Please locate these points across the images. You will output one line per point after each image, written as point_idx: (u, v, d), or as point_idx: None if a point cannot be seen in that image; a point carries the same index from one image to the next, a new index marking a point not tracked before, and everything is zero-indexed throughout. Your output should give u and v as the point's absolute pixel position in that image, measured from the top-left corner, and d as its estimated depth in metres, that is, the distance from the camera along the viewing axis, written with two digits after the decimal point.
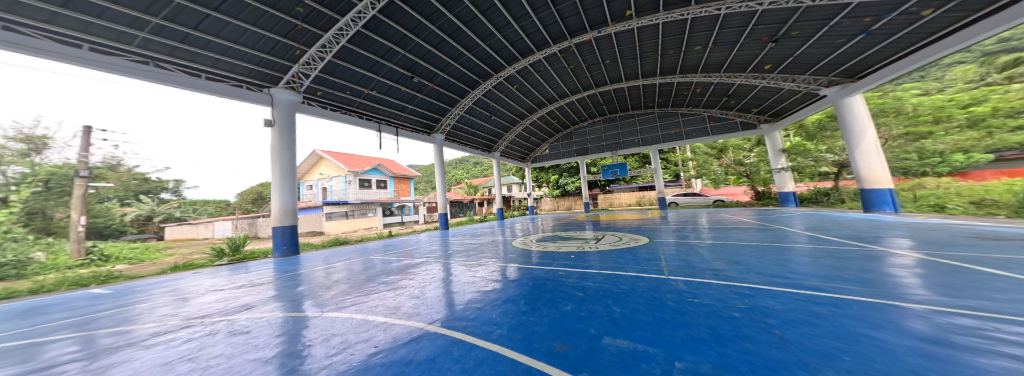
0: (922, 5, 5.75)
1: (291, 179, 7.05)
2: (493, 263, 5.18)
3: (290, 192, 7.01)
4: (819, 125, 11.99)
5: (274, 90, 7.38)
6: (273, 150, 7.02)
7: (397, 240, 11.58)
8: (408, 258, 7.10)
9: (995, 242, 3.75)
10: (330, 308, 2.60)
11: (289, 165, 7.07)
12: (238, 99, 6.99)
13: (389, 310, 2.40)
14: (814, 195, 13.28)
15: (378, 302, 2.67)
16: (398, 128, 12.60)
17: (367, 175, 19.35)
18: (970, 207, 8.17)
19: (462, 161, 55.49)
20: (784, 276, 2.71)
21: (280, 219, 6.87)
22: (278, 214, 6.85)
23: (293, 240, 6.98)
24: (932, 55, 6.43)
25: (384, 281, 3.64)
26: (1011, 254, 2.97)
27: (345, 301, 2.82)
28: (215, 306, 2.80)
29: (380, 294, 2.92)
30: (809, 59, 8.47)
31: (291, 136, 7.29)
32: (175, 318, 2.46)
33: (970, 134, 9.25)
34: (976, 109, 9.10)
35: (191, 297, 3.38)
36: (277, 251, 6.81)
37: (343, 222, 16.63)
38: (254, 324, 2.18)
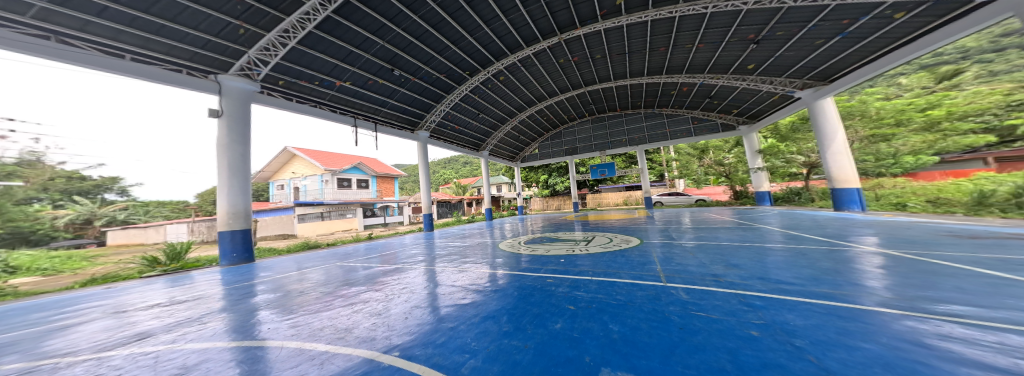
0: (896, 7, 5.85)
1: (242, 177, 6.27)
2: (477, 268, 4.76)
3: (241, 191, 6.23)
4: (792, 127, 12.49)
5: (222, 76, 6.53)
6: (220, 144, 6.19)
7: (377, 243, 10.93)
8: (386, 264, 6.51)
9: (976, 241, 3.76)
10: (255, 333, 2.09)
11: (240, 160, 6.28)
12: (177, 85, 6.19)
13: (329, 336, 1.92)
14: (786, 194, 13.90)
15: (325, 323, 2.18)
16: (377, 123, 11.84)
17: (347, 174, 18.19)
18: (928, 205, 8.77)
19: (451, 160, 54.61)
20: (788, 282, 2.55)
21: (229, 222, 6.08)
22: (225, 216, 6.05)
23: (245, 247, 6.20)
24: (902, 58, 6.71)
25: (346, 293, 3.14)
26: (998, 254, 2.96)
27: (277, 322, 2.30)
28: (107, 337, 2.20)
29: (333, 313, 2.42)
30: (787, 61, 8.74)
31: (244, 128, 6.50)
32: (28, 359, 1.85)
33: (928, 135, 10.33)
34: (935, 112, 10.25)
35: (83, 322, 2.71)
36: (224, 259, 6.02)
37: (319, 224, 15.54)
38: (129, 366, 1.64)
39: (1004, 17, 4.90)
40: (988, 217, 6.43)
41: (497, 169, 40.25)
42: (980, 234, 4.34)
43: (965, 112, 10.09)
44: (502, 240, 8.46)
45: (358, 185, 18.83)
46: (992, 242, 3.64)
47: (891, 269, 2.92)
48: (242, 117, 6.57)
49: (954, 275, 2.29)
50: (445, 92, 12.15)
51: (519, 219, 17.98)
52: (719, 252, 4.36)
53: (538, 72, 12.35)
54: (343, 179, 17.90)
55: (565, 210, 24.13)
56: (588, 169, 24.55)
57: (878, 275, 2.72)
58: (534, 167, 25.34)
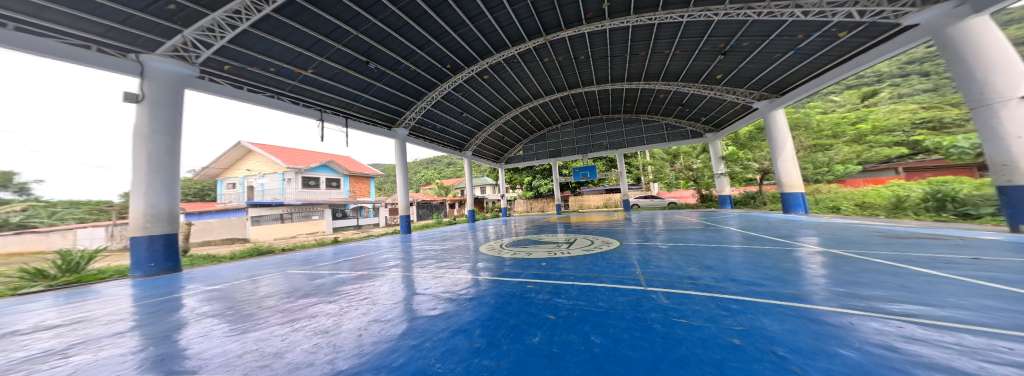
0: (841, 26, 6.45)
1: (169, 172, 5.30)
2: (453, 272, 4.45)
3: (165, 189, 5.21)
4: (750, 135, 13.86)
5: (144, 55, 5.54)
6: (137, 133, 5.17)
7: (348, 246, 10.22)
8: (355, 270, 5.96)
9: (904, 241, 4.24)
10: (149, 364, 1.67)
11: (166, 152, 5.31)
12: (81, 63, 5.16)
13: (248, 364, 1.57)
14: (744, 198, 15.17)
15: (249, 348, 1.79)
16: (348, 118, 10.99)
17: (314, 173, 16.69)
18: (856, 208, 10.02)
19: (433, 160, 53.10)
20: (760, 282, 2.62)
21: (145, 226, 5.03)
22: (139, 218, 5.00)
23: (167, 255, 5.21)
24: (843, 73, 7.51)
25: (293, 306, 2.69)
26: (927, 253, 3.32)
27: (186, 348, 1.88)
28: None
29: (267, 332, 2.02)
30: (748, 73, 9.49)
31: (173, 115, 5.54)
32: None
33: (859, 147, 11.95)
34: (864, 126, 12.20)
35: None
36: (135, 270, 4.96)
37: (277, 226, 14.03)
38: None
39: (922, 41, 5.48)
40: (907, 219, 7.36)
41: (482, 170, 39.82)
42: (907, 234, 4.91)
43: (885, 128, 12.23)
44: (484, 242, 8.22)
45: (327, 185, 17.40)
46: (918, 242, 4.09)
47: (846, 266, 3.12)
48: (172, 103, 5.61)
49: (898, 274, 2.47)
50: (426, 89, 11.66)
51: (501, 221, 17.79)
52: (693, 253, 4.52)
53: (522, 73, 12.31)
54: (310, 178, 16.44)
55: (548, 212, 24.37)
56: (571, 171, 25.02)
57: (836, 272, 2.89)
58: (518, 169, 25.42)
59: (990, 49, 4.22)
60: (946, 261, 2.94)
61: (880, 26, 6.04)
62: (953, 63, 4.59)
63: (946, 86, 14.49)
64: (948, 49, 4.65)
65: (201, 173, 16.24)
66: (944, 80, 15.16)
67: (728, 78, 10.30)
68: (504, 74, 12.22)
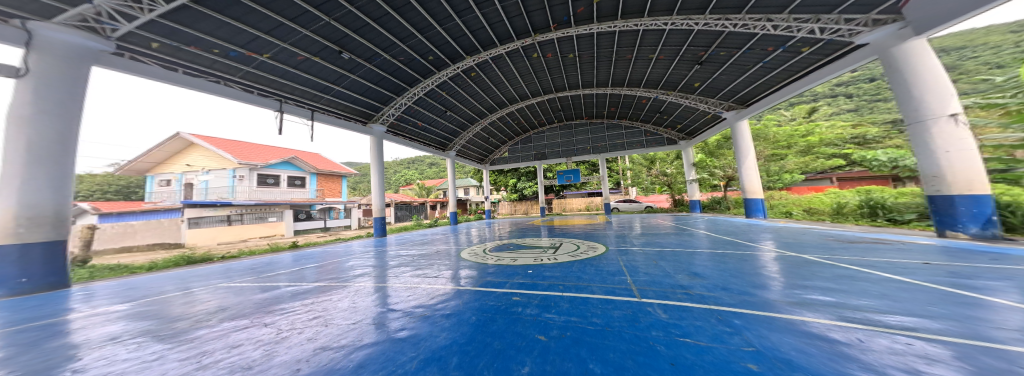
0: (804, 41, 6.98)
1: (58, 163, 4.25)
2: (431, 280, 4.00)
3: (46, 186, 4.13)
4: (718, 144, 15.13)
5: (33, 23, 4.23)
6: (14, 116, 4.06)
7: (321, 249, 9.45)
8: (317, 279, 5.26)
9: (858, 245, 4.60)
10: None
11: (57, 139, 4.26)
12: None
13: None
14: (711, 203, 16.27)
15: None
16: (315, 110, 9.94)
17: (273, 170, 15.02)
18: (806, 213, 11.10)
19: (414, 161, 51.30)
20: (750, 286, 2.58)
21: (13, 234, 3.92)
22: (6, 222, 3.89)
23: (64, 266, 4.32)
24: (801, 88, 8.22)
25: (216, 326, 2.11)
26: (883, 257, 3.58)
27: None
28: None
29: (161, 366, 1.48)
30: (720, 83, 10.14)
31: (66, 101, 4.39)
32: None
33: (808, 157, 13.36)
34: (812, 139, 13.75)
35: None
36: None
37: (222, 230, 12.30)
38: None
39: (869, 60, 6.04)
40: (850, 224, 8.15)
41: (463, 171, 39.06)
42: (857, 238, 5.38)
43: (830, 140, 13.88)
44: (466, 246, 7.81)
45: (288, 183, 15.74)
46: (869, 246, 4.47)
47: (819, 267, 3.25)
48: (69, 88, 4.44)
49: (871, 279, 2.55)
50: (407, 84, 11.00)
51: (484, 223, 17.34)
52: (677, 258, 4.56)
53: (508, 73, 12.10)
54: (268, 176, 14.75)
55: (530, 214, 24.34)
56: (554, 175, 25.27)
57: (812, 274, 2.97)
58: (502, 170, 25.28)
59: (926, 71, 4.75)
60: (904, 266, 3.15)
61: (834, 44, 6.68)
62: (897, 83, 5.11)
63: (865, 107, 16.99)
64: (896, 68, 5.14)
65: (127, 167, 13.84)
66: (864, 102, 17.75)
67: (702, 88, 10.92)
68: (489, 74, 11.96)
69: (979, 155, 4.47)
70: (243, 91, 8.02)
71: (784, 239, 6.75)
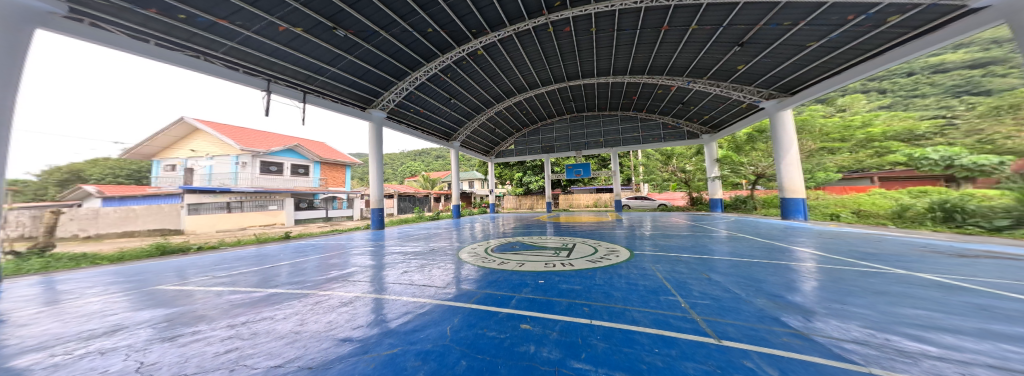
0: (896, 7, 5.33)
1: None
2: (417, 286, 3.28)
3: None
4: (750, 137, 13.26)
5: None
6: None
7: (317, 240, 9.09)
8: (293, 275, 4.59)
9: (971, 260, 3.52)
10: None
11: None
12: None
13: None
14: (735, 202, 14.80)
15: None
16: (307, 92, 9.28)
17: (276, 157, 14.74)
18: (855, 217, 9.73)
19: (421, 153, 51.38)
20: (889, 325, 1.66)
21: None
22: None
23: None
24: (872, 69, 6.82)
25: (74, 367, 1.45)
26: None
27: None
28: None
29: None
30: (761, 69, 8.80)
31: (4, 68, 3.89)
32: None
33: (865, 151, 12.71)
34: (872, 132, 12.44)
35: None
36: None
37: (221, 217, 11.91)
38: None
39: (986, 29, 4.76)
40: (923, 231, 6.91)
41: (469, 164, 38.57)
42: (954, 249, 4.24)
43: (893, 132, 12.40)
44: (466, 244, 7.07)
45: (291, 171, 15.48)
46: (984, 262, 3.40)
47: (956, 290, 2.26)
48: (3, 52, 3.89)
49: None
50: (409, 68, 10.22)
51: (489, 218, 16.62)
52: (725, 270, 3.60)
53: (519, 58, 11.08)
54: (270, 163, 14.49)
55: (536, 209, 23.45)
56: (563, 169, 24.19)
57: (968, 303, 1.98)
58: (508, 164, 24.44)
59: None
60: None
61: (943, 7, 5.00)
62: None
63: (899, 103, 15.85)
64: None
65: (133, 151, 13.79)
66: (899, 98, 16.74)
67: (736, 74, 9.64)
68: (499, 58, 10.99)
69: None
70: (226, 68, 7.40)
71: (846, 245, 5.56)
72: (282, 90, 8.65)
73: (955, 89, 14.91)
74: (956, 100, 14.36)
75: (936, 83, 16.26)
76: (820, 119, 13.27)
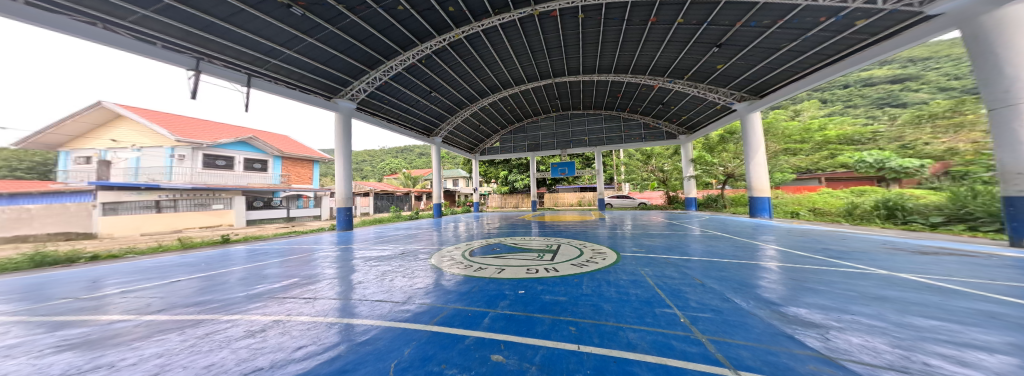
0: (864, 11, 5.55)
1: None
2: (372, 302, 2.66)
3: None
4: (721, 138, 14.08)
5: None
6: None
7: (281, 242, 8.06)
8: (223, 282, 3.77)
9: (939, 259, 3.61)
10: None
11: None
12: None
13: None
14: (707, 200, 15.52)
15: None
16: (253, 75, 8.07)
17: (224, 150, 13.10)
18: (813, 214, 10.47)
19: (404, 150, 49.46)
20: (918, 343, 1.43)
21: None
22: None
23: None
24: (834, 73, 7.22)
25: None
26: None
27: None
28: None
29: None
30: (735, 71, 9.07)
31: None
32: None
33: (824, 152, 14.24)
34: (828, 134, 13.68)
35: None
36: None
37: (149, 218, 10.20)
38: None
39: (939, 34, 5.05)
40: (875, 227, 7.42)
41: (454, 162, 37.65)
42: (917, 247, 4.40)
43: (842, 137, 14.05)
44: (445, 245, 6.48)
45: (245, 166, 13.91)
46: (950, 260, 3.50)
47: (954, 294, 2.15)
48: None
49: None
50: (385, 57, 9.38)
51: (472, 217, 15.97)
52: (717, 273, 3.39)
53: (503, 51, 10.61)
54: (216, 157, 12.85)
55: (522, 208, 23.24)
56: (549, 168, 24.09)
57: (977, 312, 1.83)
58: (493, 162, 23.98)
59: None
60: None
61: (901, 13, 5.29)
62: (985, 59, 4.20)
63: (841, 112, 17.95)
64: (982, 41, 4.22)
65: (34, 140, 11.42)
66: (842, 107, 18.88)
67: (712, 76, 9.92)
68: (484, 51, 10.46)
69: None
70: (137, 40, 6.13)
71: (818, 242, 5.70)
72: (220, 72, 7.43)
73: (878, 101, 18.13)
74: (885, 110, 16.57)
75: (865, 94, 19.31)
76: (784, 122, 14.07)
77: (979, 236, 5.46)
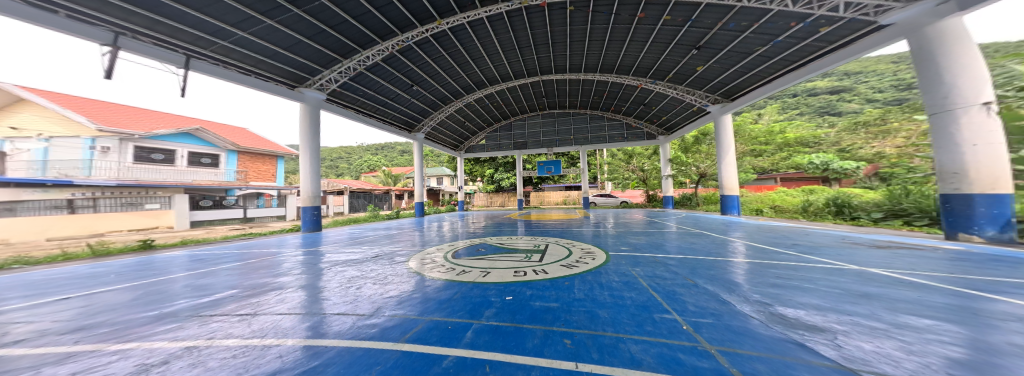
0: (828, 17, 5.93)
1: None
2: (327, 317, 2.21)
3: None
4: (695, 139, 14.85)
5: None
6: None
7: (232, 246, 6.98)
8: (150, 291, 3.12)
9: (898, 253, 3.87)
10: None
11: None
12: None
13: None
14: (682, 199, 16.32)
15: None
16: (192, 56, 6.94)
17: (162, 142, 11.71)
18: (773, 211, 11.35)
19: (384, 147, 47.33)
20: (934, 350, 1.34)
21: None
22: None
23: None
24: (797, 79, 7.75)
25: None
26: (982, 278, 2.67)
27: None
28: None
29: None
30: (710, 74, 9.49)
31: None
32: None
33: (783, 154, 15.60)
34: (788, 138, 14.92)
35: None
36: None
37: (58, 219, 8.42)
38: None
39: (887, 44, 5.53)
40: (829, 223, 8.09)
41: (438, 160, 36.60)
42: (874, 241, 4.74)
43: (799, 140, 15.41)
44: (427, 247, 6.06)
45: (189, 161, 12.53)
46: (906, 254, 3.76)
47: (933, 293, 2.18)
48: None
49: None
50: (361, 47, 8.63)
51: (457, 216, 15.40)
52: (706, 272, 3.34)
53: (489, 46, 10.25)
54: (152, 150, 11.41)
55: (507, 207, 23.01)
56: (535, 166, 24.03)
57: (965, 311, 1.83)
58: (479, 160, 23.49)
59: (966, 58, 4.34)
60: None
61: (856, 23, 5.74)
62: (927, 73, 4.69)
63: (797, 119, 19.77)
64: (926, 53, 4.67)
65: None
66: (798, 114, 20.83)
67: (689, 78, 10.31)
68: (469, 46, 10.05)
69: (1004, 146, 4.19)
70: (36, 8, 4.88)
71: (788, 237, 6.02)
72: (151, 51, 6.31)
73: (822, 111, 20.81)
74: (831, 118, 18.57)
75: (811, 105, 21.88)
76: (750, 125, 15.13)
77: (916, 231, 6.11)
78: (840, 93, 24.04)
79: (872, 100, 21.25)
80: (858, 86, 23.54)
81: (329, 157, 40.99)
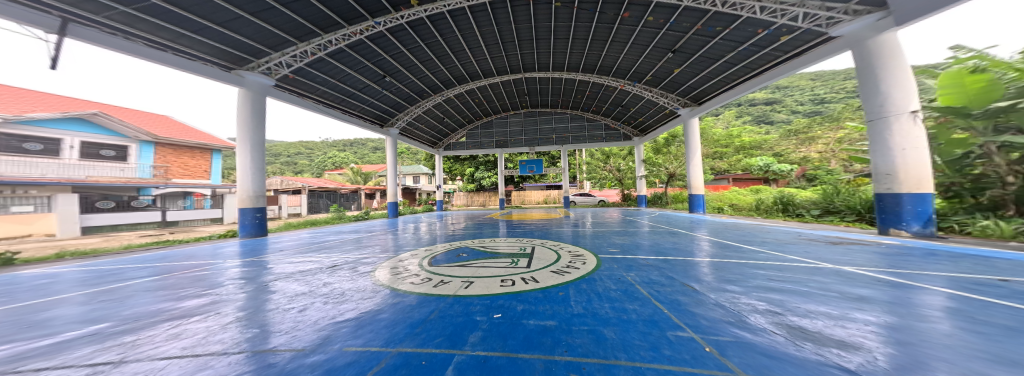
0: (790, 26, 6.41)
1: None
2: (246, 354, 1.53)
3: None
4: (666, 141, 15.59)
5: None
6: None
7: (137, 258, 5.38)
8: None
9: (855, 249, 4.19)
10: None
11: None
12: None
13: None
14: (653, 198, 17.23)
15: None
16: (70, 20, 5.09)
17: (44, 129, 9.37)
18: (733, 208, 12.37)
19: (352, 143, 43.92)
20: (992, 368, 1.17)
21: None
22: None
23: None
24: (756, 85, 8.41)
25: None
26: (945, 276, 2.86)
27: None
28: None
29: None
30: (682, 77, 9.96)
31: None
32: None
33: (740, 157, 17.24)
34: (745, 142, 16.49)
35: None
36: None
37: None
38: None
39: (835, 55, 6.09)
40: (782, 220, 8.95)
41: (413, 158, 34.81)
42: (830, 237, 5.17)
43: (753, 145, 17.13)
44: (402, 252, 5.38)
45: (83, 152, 10.07)
46: (861, 250, 4.07)
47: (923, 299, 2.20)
48: None
49: None
50: (322, 29, 7.52)
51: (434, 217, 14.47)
52: (702, 274, 3.22)
53: (471, 38, 9.63)
54: (26, 138, 9.03)
55: (489, 207, 22.44)
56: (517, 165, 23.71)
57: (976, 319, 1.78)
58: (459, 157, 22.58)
59: (898, 70, 4.89)
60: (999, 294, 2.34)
61: (812, 33, 6.28)
62: (867, 83, 5.24)
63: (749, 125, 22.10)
64: (869, 66, 5.18)
65: None
66: (749, 121, 23.30)
67: (663, 81, 10.76)
68: (450, 37, 9.36)
69: (926, 151, 4.78)
70: None
71: (756, 233, 6.39)
72: (5, 8, 4.47)
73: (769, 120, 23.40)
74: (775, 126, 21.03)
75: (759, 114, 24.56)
76: (712, 129, 16.42)
77: (853, 226, 6.93)
78: (772, 104, 27.79)
79: (797, 112, 24.89)
80: (786, 100, 27.41)
81: (285, 153, 36.78)
